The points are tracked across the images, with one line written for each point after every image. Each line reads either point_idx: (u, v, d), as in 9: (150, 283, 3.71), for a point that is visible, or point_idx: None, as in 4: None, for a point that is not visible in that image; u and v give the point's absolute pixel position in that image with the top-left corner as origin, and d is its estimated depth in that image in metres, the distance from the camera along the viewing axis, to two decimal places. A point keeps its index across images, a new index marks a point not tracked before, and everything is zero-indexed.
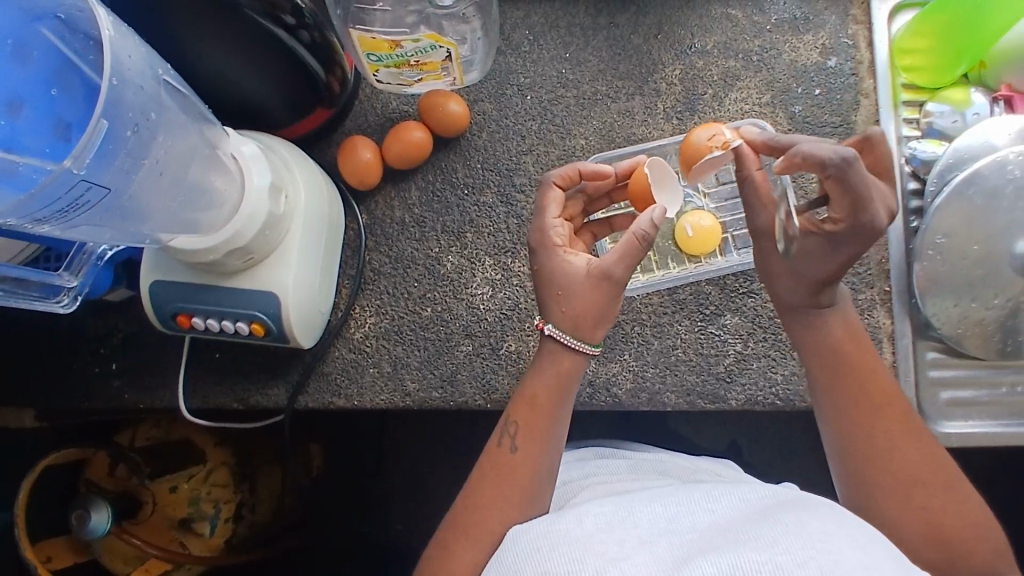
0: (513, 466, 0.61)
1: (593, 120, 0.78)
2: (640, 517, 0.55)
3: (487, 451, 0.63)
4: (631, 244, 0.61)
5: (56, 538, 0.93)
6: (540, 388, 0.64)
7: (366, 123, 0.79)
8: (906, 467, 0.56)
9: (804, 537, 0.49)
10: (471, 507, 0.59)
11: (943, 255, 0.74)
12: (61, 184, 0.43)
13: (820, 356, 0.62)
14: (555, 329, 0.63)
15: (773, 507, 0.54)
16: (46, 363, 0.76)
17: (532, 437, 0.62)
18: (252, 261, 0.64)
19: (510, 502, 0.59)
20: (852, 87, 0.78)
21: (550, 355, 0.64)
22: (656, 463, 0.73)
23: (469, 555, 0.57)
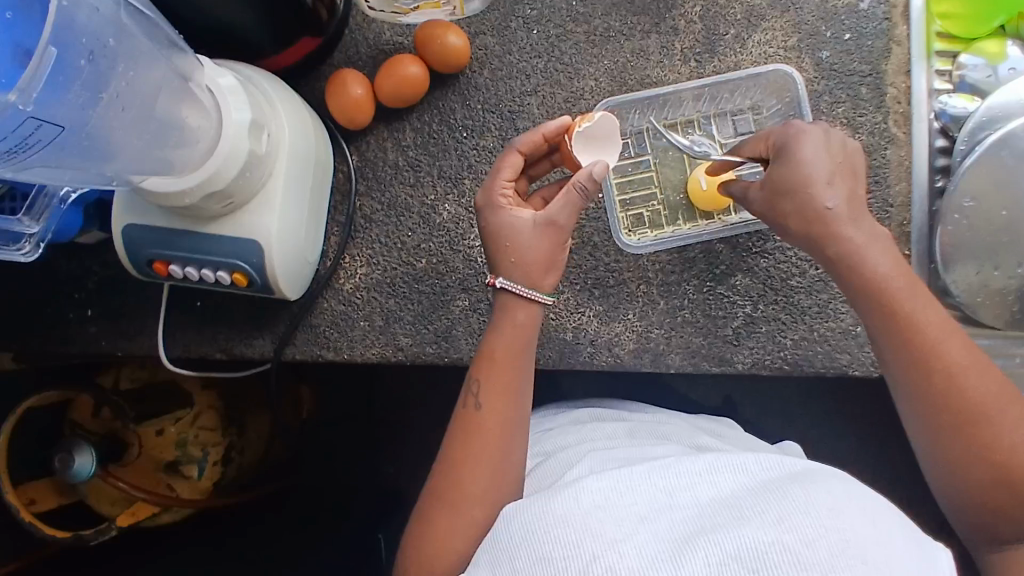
0: (481, 426, 0.59)
1: (604, 59, 0.72)
2: (640, 491, 0.52)
3: (459, 416, 0.60)
4: (572, 199, 0.59)
5: (39, 481, 0.91)
6: (499, 343, 0.60)
7: (357, 55, 0.72)
8: (969, 407, 0.53)
9: (814, 513, 0.46)
10: (455, 473, 0.57)
11: (968, 219, 0.70)
12: (8, 120, 0.37)
13: (863, 299, 0.57)
14: (510, 282, 0.60)
15: (783, 477, 0.51)
16: (17, 306, 0.72)
17: (502, 395, 0.59)
18: (232, 206, 0.59)
19: (491, 467, 0.57)
20: (883, 33, 0.72)
21: (503, 310, 0.61)
22: (656, 426, 0.70)
23: (450, 525, 0.55)
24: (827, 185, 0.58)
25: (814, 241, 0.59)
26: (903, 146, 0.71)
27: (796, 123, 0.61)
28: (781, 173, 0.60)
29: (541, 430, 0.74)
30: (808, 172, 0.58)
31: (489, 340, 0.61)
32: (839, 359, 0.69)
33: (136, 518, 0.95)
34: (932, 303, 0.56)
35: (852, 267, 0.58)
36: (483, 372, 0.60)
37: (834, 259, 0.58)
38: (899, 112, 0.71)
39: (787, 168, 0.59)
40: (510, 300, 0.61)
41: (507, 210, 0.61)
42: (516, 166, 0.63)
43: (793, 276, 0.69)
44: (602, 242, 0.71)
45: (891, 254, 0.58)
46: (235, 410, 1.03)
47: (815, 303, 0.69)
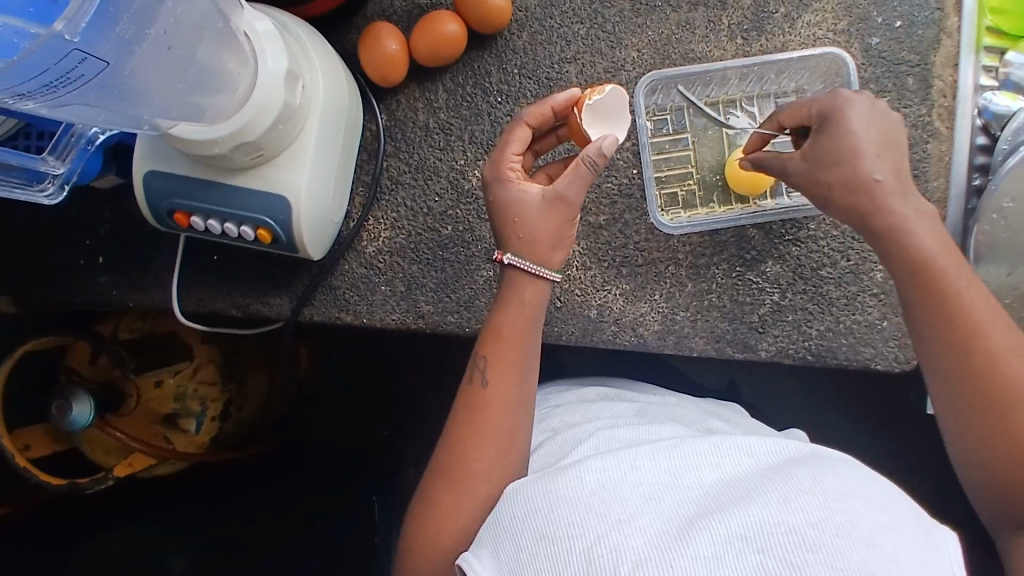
0: (488, 402, 0.58)
1: (648, 30, 0.70)
2: (643, 471, 0.51)
3: (461, 391, 0.59)
4: (581, 175, 0.57)
5: (34, 426, 0.89)
6: (505, 320, 0.59)
7: (392, 9, 0.69)
8: (998, 390, 0.52)
9: (818, 495, 0.45)
10: (465, 451, 0.56)
11: (1006, 220, 0.69)
12: (51, 51, 0.35)
13: (899, 273, 0.56)
14: (517, 259, 0.59)
15: (784, 461, 0.50)
16: (24, 249, 0.70)
17: (506, 370, 0.58)
18: (262, 159, 0.56)
19: (496, 443, 0.56)
20: (935, 23, 0.70)
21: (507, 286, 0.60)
22: (668, 408, 0.70)
23: (458, 502, 0.54)
24: (867, 162, 0.57)
25: (857, 212, 0.58)
26: (944, 141, 0.70)
27: (842, 93, 0.59)
28: (823, 148, 0.58)
29: (545, 409, 0.73)
30: (854, 145, 0.57)
31: (496, 316, 0.60)
32: (863, 353, 0.68)
33: (133, 471, 0.92)
34: (973, 284, 0.55)
35: (893, 239, 0.56)
36: (488, 350, 0.59)
37: (876, 230, 0.57)
38: (944, 106, 0.70)
39: (832, 142, 0.58)
40: (516, 277, 0.60)
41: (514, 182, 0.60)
42: (525, 139, 0.61)
43: (824, 266, 0.69)
44: (633, 219, 0.70)
45: (939, 232, 0.56)
46: (235, 366, 1.01)
47: (844, 294, 0.68)
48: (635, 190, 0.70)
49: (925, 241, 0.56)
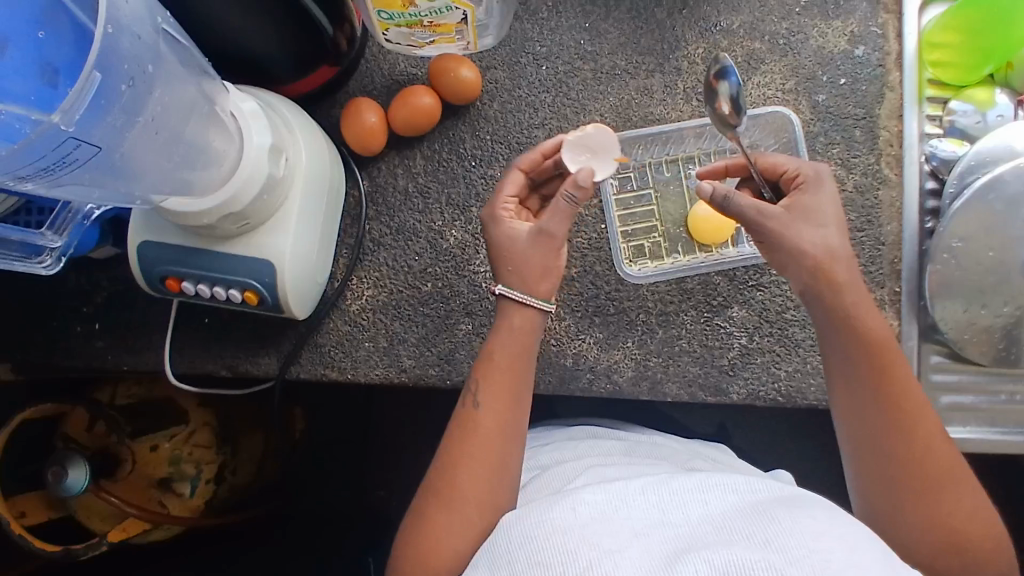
0: (481, 425, 0.59)
1: (610, 96, 0.75)
2: (633, 507, 0.51)
3: (457, 412, 0.61)
4: (562, 207, 0.59)
5: (29, 493, 0.90)
6: (498, 344, 0.62)
7: (372, 84, 0.75)
8: (933, 478, 0.54)
9: (797, 534, 0.46)
10: (448, 473, 0.57)
11: (957, 259, 0.73)
12: (48, 138, 0.39)
13: (854, 354, 0.57)
14: (507, 289, 0.62)
15: (768, 501, 0.51)
16: (24, 319, 0.73)
17: (502, 395, 0.60)
18: (248, 227, 0.61)
19: (489, 466, 0.57)
20: (878, 78, 0.76)
21: (500, 317, 0.63)
22: (650, 446, 0.71)
23: (452, 528, 0.55)
24: (819, 224, 0.60)
25: (816, 285, 0.59)
26: (894, 188, 0.74)
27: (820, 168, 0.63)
28: (800, 201, 0.61)
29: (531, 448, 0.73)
30: (824, 215, 0.61)
31: (491, 341, 0.63)
32: None
33: (127, 535, 0.94)
34: (911, 375, 0.57)
35: (850, 319, 0.58)
36: (484, 375, 0.61)
37: (832, 311, 0.58)
38: (892, 154, 0.74)
39: (811, 201, 0.61)
40: (504, 307, 0.62)
41: (506, 221, 0.65)
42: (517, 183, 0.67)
43: (787, 310, 0.72)
44: (603, 271, 0.73)
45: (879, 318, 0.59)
46: (229, 429, 1.03)
47: (809, 336, 0.71)
48: (603, 244, 0.73)
49: (877, 326, 0.57)
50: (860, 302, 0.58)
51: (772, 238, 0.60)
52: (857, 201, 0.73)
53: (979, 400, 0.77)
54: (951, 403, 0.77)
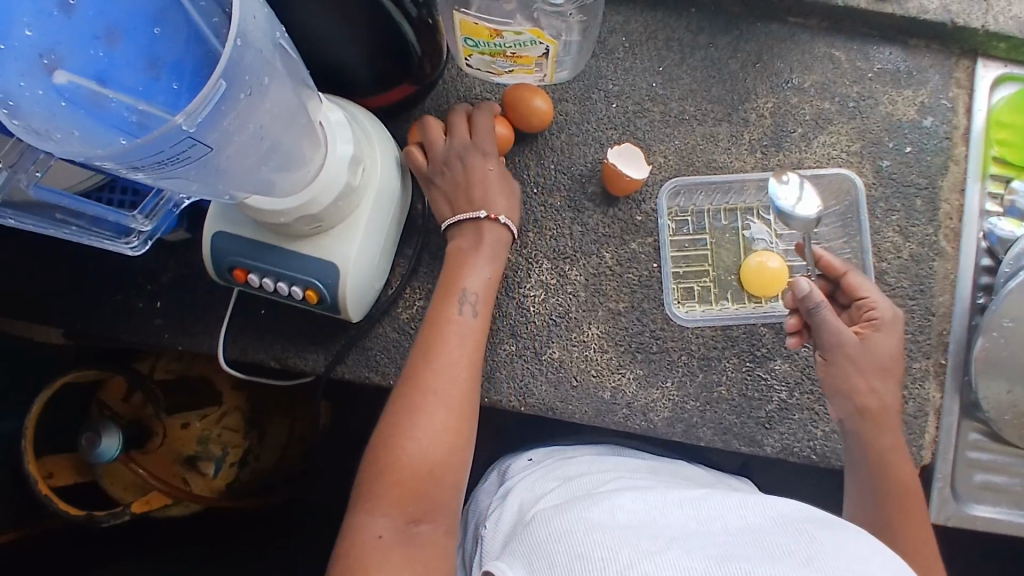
0: (467, 331, 0.65)
1: (676, 139, 0.77)
2: (671, 518, 0.51)
3: (431, 318, 0.65)
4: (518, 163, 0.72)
5: (60, 454, 0.93)
6: (484, 262, 0.68)
7: (446, 104, 0.78)
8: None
9: (842, 559, 0.46)
10: (436, 373, 0.62)
11: (1006, 338, 0.74)
12: (170, 137, 0.41)
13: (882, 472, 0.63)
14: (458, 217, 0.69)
15: (809, 520, 0.51)
16: (92, 289, 0.76)
17: (480, 313, 0.66)
18: (320, 229, 0.63)
19: (467, 371, 0.63)
20: (944, 151, 0.76)
21: (498, 244, 0.69)
22: (673, 467, 0.73)
23: (438, 430, 0.60)
24: (885, 376, 0.65)
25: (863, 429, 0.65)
26: (949, 260, 0.74)
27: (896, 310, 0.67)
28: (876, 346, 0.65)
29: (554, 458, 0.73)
30: (888, 361, 0.66)
31: (475, 257, 0.68)
32: None
33: (150, 507, 0.96)
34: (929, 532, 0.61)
35: (883, 465, 0.63)
36: (467, 288, 0.66)
37: (869, 452, 0.64)
38: (950, 227, 0.75)
39: (885, 346, 0.66)
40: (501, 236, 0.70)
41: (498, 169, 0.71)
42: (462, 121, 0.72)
43: None
44: (651, 308, 0.74)
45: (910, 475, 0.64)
46: (259, 415, 1.04)
47: None
48: (653, 282, 0.74)
49: (903, 480, 0.63)
50: (893, 456, 0.64)
51: (837, 362, 0.65)
52: (911, 270, 0.74)
53: (1013, 482, 0.76)
54: (985, 482, 0.76)
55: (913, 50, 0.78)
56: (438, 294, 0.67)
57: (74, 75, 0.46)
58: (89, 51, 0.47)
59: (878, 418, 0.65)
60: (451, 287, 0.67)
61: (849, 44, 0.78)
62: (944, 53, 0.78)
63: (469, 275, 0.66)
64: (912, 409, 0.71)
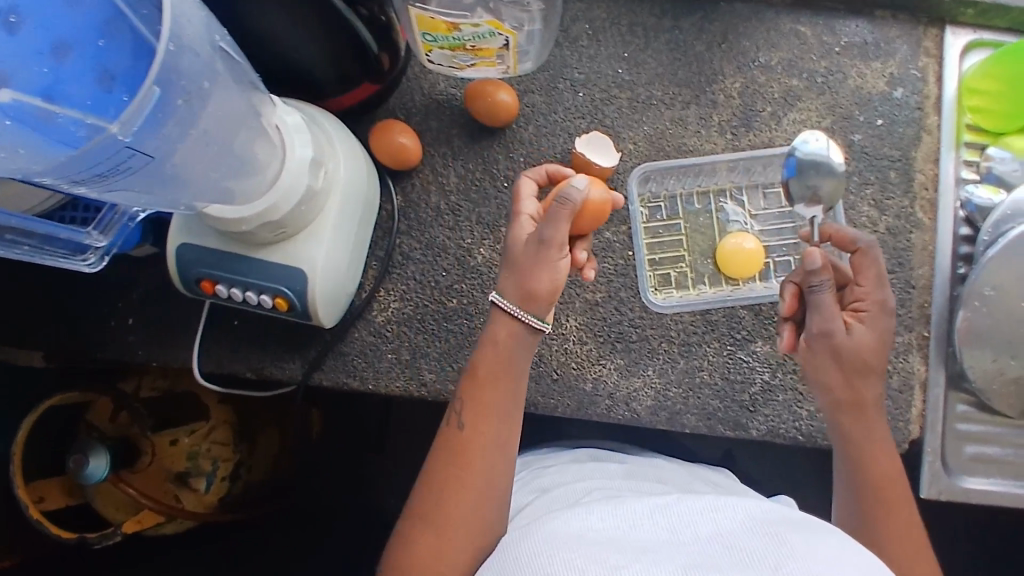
0: (466, 441, 0.59)
1: (644, 125, 0.76)
2: (641, 530, 0.50)
3: (441, 435, 0.60)
4: (562, 210, 0.57)
5: (50, 478, 0.91)
6: (481, 361, 0.61)
7: (411, 102, 0.77)
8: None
9: (813, 563, 0.46)
10: (436, 494, 0.57)
11: (989, 309, 0.72)
12: (105, 147, 0.41)
13: (862, 468, 0.61)
14: (502, 298, 0.61)
15: (780, 521, 0.51)
16: (62, 308, 0.75)
17: (483, 412, 0.60)
18: (284, 235, 0.62)
19: (473, 483, 0.57)
20: (916, 121, 0.75)
21: (500, 322, 0.61)
22: (652, 468, 0.71)
23: (439, 550, 0.54)
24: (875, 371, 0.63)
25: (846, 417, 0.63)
26: (927, 232, 0.74)
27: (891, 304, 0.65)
28: (868, 339, 0.63)
29: (535, 468, 0.72)
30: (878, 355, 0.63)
31: (478, 355, 0.62)
32: None
33: (142, 527, 0.93)
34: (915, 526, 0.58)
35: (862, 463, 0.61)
36: (467, 394, 0.61)
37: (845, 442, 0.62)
38: (926, 197, 0.74)
39: (876, 340, 0.64)
40: (501, 316, 0.61)
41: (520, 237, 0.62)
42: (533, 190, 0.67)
43: None
44: (628, 297, 0.73)
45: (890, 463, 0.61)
46: (248, 427, 1.02)
47: None
48: (629, 270, 0.74)
49: (883, 470, 0.60)
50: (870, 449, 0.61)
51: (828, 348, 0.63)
52: (888, 243, 0.73)
53: (1006, 452, 0.75)
54: (976, 453, 0.75)
55: (880, 21, 0.77)
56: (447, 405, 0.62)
57: (18, 92, 0.43)
58: (35, 65, 0.45)
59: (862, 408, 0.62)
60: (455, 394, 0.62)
61: (815, 19, 0.77)
62: (912, 22, 0.78)
63: (468, 377, 0.61)
64: (895, 383, 0.70)
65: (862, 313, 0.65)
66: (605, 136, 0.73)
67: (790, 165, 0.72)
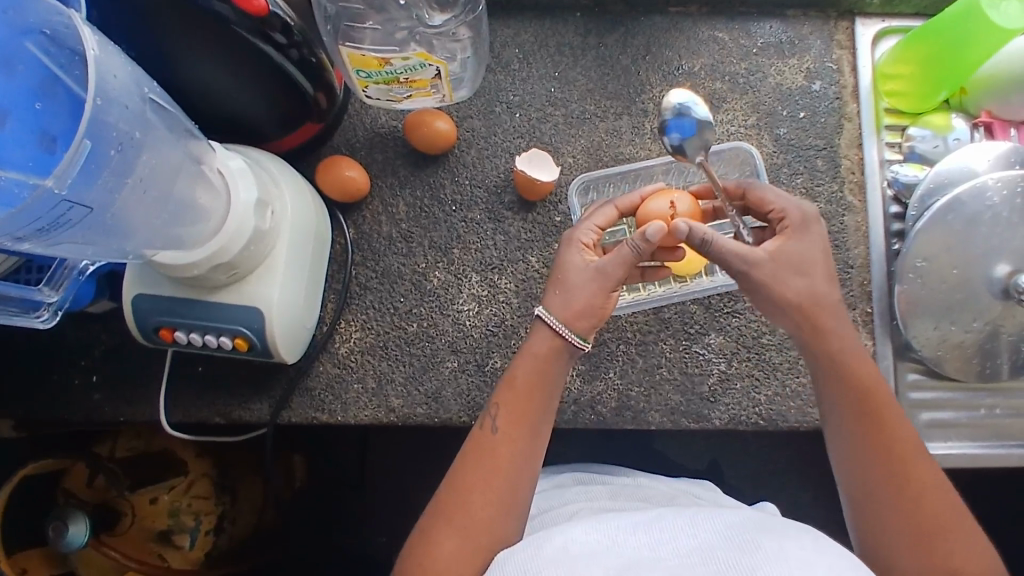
0: (496, 446, 0.59)
1: (581, 139, 0.79)
2: (624, 545, 0.51)
3: (471, 437, 0.61)
4: (626, 254, 0.62)
5: (31, 551, 0.84)
6: (519, 369, 0.62)
7: (355, 137, 0.79)
8: (927, 520, 0.54)
9: (784, 562, 0.47)
10: (459, 494, 0.57)
11: (923, 279, 0.75)
12: (43, 202, 0.43)
13: (845, 417, 0.59)
14: (546, 312, 0.63)
15: (753, 528, 0.52)
16: (23, 373, 0.75)
17: (517, 421, 0.60)
18: (237, 277, 0.63)
19: (496, 493, 0.57)
20: (836, 111, 0.80)
21: (536, 335, 0.63)
22: (637, 488, 0.70)
23: (461, 552, 0.55)
24: (802, 274, 0.61)
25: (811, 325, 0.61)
26: (859, 213, 0.77)
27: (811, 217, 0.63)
28: (788, 252, 0.61)
29: None
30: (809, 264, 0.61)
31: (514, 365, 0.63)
32: (811, 414, 0.72)
33: None
34: (906, 425, 0.58)
35: (839, 369, 0.60)
36: (501, 400, 0.62)
37: (818, 356, 0.61)
38: (854, 181, 0.78)
39: (799, 251, 0.62)
40: (542, 330, 0.63)
41: (577, 250, 0.65)
42: (609, 219, 0.68)
43: (763, 334, 0.74)
44: None
45: (863, 364, 0.60)
46: (229, 477, 0.99)
47: (785, 360, 0.73)
48: None
49: (864, 377, 0.59)
50: (840, 352, 0.60)
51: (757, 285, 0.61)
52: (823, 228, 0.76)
53: (959, 416, 0.78)
54: (932, 420, 0.78)
55: (792, 21, 0.82)
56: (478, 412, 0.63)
57: None
58: None
59: (815, 317, 0.60)
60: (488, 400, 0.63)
61: (731, 25, 0.82)
62: (821, 19, 0.82)
63: (501, 384, 0.61)
64: None
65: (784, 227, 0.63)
66: (544, 152, 0.77)
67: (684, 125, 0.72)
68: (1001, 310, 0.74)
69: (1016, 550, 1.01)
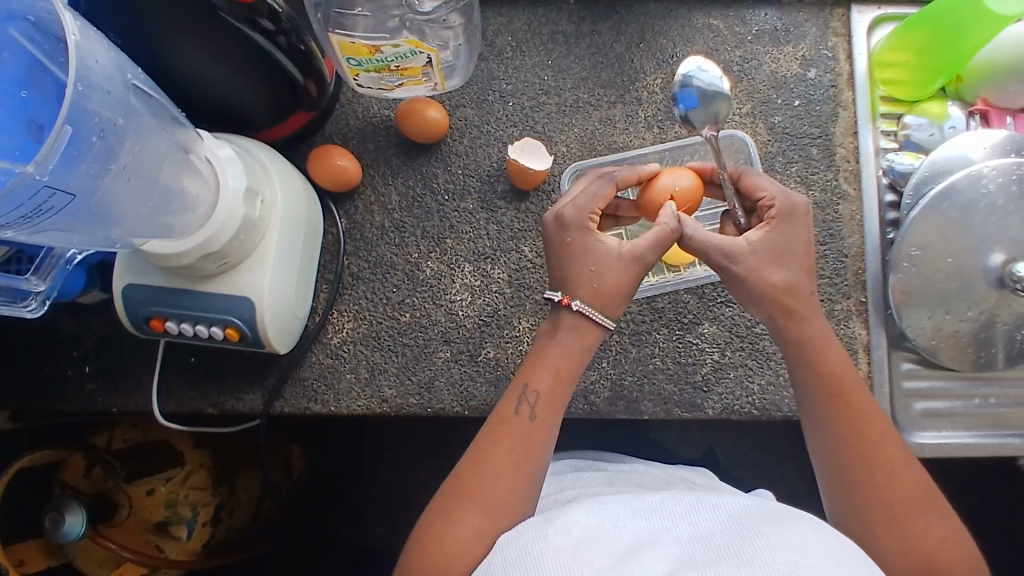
0: (527, 431, 0.58)
1: (574, 128, 0.79)
2: (623, 531, 0.51)
3: (496, 416, 0.60)
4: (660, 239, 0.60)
5: (29, 541, 0.86)
6: (561, 359, 0.61)
7: (347, 127, 0.79)
8: (895, 503, 0.55)
9: (782, 549, 0.46)
10: (481, 474, 0.57)
11: (917, 267, 0.74)
12: (24, 188, 0.43)
13: (814, 404, 0.59)
14: (586, 305, 0.60)
15: (753, 514, 0.51)
16: (16, 365, 0.75)
17: (549, 406, 0.60)
18: (227, 267, 0.63)
19: (523, 474, 0.57)
20: (831, 99, 0.79)
21: (575, 330, 0.61)
22: (631, 475, 0.70)
23: (483, 533, 0.54)
24: (781, 266, 0.60)
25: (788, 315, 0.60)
26: (853, 202, 0.77)
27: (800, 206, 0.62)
28: (770, 241, 0.60)
29: None
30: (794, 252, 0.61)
31: (552, 353, 0.61)
32: None
33: None
34: (875, 410, 0.59)
35: (810, 355, 0.60)
36: (532, 381, 0.60)
37: (790, 342, 0.61)
38: (849, 170, 0.78)
39: (781, 239, 0.61)
40: (578, 321, 0.61)
41: (595, 235, 0.61)
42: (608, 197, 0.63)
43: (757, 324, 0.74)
44: None
45: (833, 350, 0.60)
46: (227, 468, 0.98)
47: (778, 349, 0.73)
48: None
49: (834, 364, 0.60)
50: (818, 341, 0.60)
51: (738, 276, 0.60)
52: (818, 217, 0.76)
53: (953, 405, 0.78)
54: (926, 410, 0.77)
55: (787, 8, 0.81)
56: (505, 389, 0.61)
57: None
58: None
59: (794, 302, 0.60)
60: (517, 382, 0.61)
61: (726, 12, 0.81)
62: (817, 6, 0.81)
63: (533, 366, 0.60)
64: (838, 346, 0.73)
65: (772, 214, 0.61)
66: (537, 141, 0.76)
67: (689, 95, 0.71)
68: (996, 299, 0.74)
69: (1011, 540, 1.01)
